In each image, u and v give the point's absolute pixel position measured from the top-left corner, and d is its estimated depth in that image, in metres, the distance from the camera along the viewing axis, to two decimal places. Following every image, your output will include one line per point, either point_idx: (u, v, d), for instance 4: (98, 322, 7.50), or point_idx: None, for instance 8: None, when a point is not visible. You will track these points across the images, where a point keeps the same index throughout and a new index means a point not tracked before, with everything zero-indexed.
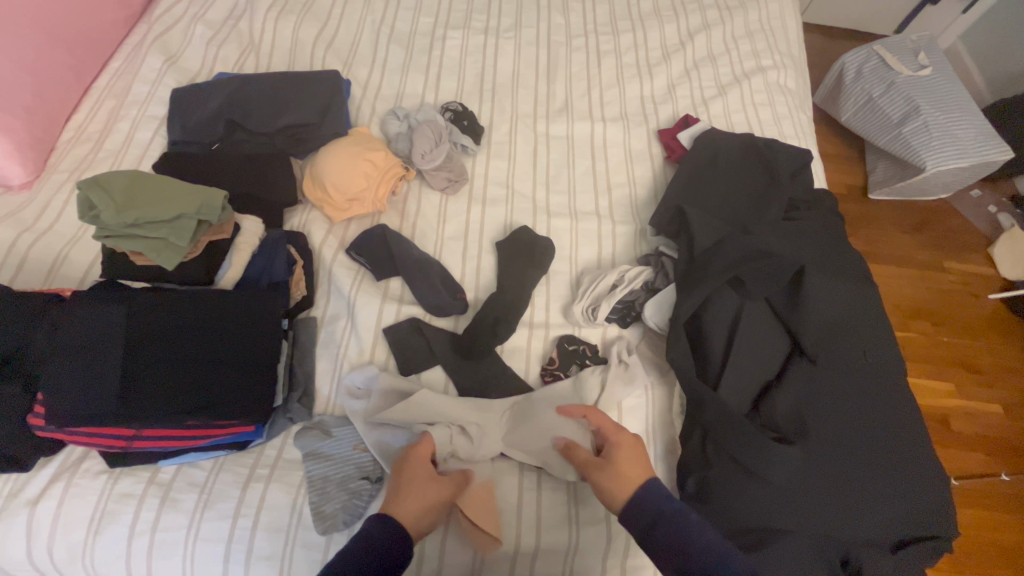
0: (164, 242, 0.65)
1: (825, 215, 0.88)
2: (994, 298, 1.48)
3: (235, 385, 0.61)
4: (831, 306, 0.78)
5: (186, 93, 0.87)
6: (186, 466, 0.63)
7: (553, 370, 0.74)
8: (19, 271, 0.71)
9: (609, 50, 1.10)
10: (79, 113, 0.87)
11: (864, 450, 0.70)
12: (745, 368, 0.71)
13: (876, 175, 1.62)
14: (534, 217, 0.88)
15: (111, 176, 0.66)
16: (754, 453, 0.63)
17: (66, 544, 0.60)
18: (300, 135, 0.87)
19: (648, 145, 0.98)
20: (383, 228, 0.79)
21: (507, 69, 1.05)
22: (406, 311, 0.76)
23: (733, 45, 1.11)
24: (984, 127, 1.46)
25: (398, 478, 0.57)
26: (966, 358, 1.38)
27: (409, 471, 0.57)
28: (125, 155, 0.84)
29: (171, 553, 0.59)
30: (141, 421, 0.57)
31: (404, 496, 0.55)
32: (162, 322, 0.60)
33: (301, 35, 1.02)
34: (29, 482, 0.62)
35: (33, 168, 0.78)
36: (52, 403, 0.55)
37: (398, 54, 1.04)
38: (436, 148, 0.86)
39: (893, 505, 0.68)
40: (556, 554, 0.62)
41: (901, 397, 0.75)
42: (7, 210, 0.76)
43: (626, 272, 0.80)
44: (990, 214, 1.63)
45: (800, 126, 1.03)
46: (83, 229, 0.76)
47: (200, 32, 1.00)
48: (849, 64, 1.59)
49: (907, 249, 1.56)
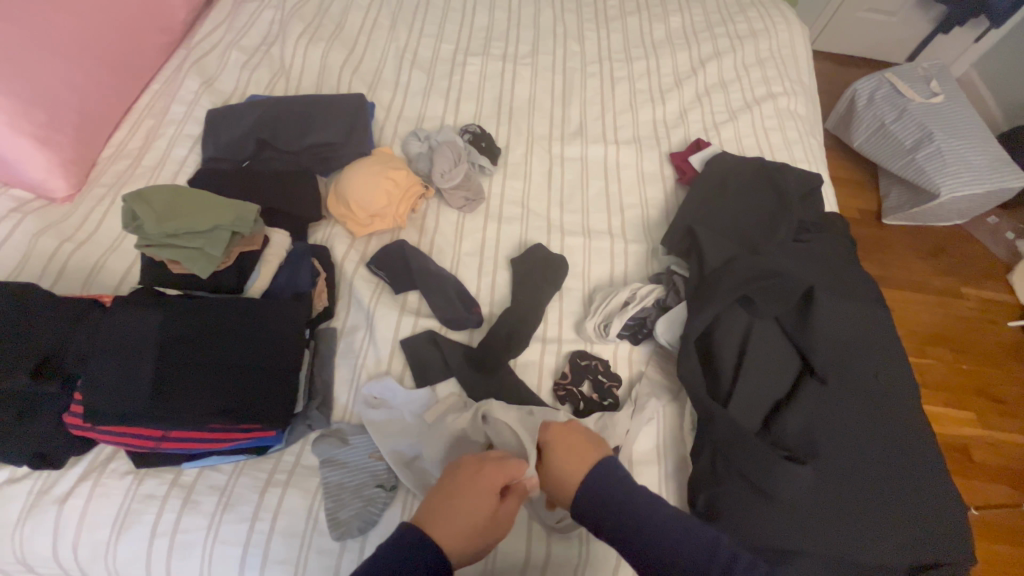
0: (199, 251, 0.68)
1: (836, 237, 0.90)
2: (1013, 325, 1.47)
3: (259, 390, 0.63)
4: (844, 327, 0.77)
5: (221, 113, 0.91)
6: (207, 470, 0.65)
7: (564, 384, 0.75)
8: (58, 278, 0.75)
9: (623, 76, 1.13)
10: (120, 131, 0.93)
11: (879, 472, 0.70)
12: (756, 386, 0.72)
13: (889, 200, 1.63)
14: (548, 235, 0.90)
15: (153, 189, 0.70)
16: (765, 471, 0.64)
17: (90, 542, 0.62)
18: (325, 154, 0.91)
19: (660, 168, 1.00)
20: (401, 243, 0.83)
21: (524, 94, 1.09)
22: (422, 323, 0.78)
23: (744, 71, 1.14)
24: (998, 154, 1.47)
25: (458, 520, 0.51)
26: (986, 386, 1.36)
27: (474, 490, 0.52)
28: (161, 171, 0.89)
29: (188, 555, 0.61)
30: (171, 422, 0.60)
31: (453, 517, 0.51)
32: (194, 327, 0.63)
33: (329, 60, 1.07)
34: (58, 481, 0.64)
35: (76, 182, 0.83)
36: (91, 402, 0.57)
37: (420, 79, 1.08)
38: (455, 167, 0.89)
39: (909, 529, 0.67)
40: (565, 567, 0.63)
41: (915, 418, 0.76)
42: (51, 220, 0.80)
43: (638, 290, 0.81)
44: (1008, 240, 1.63)
45: (811, 150, 1.05)
46: (118, 239, 0.81)
47: (235, 57, 1.05)
48: (860, 90, 1.62)
49: (923, 274, 1.55)
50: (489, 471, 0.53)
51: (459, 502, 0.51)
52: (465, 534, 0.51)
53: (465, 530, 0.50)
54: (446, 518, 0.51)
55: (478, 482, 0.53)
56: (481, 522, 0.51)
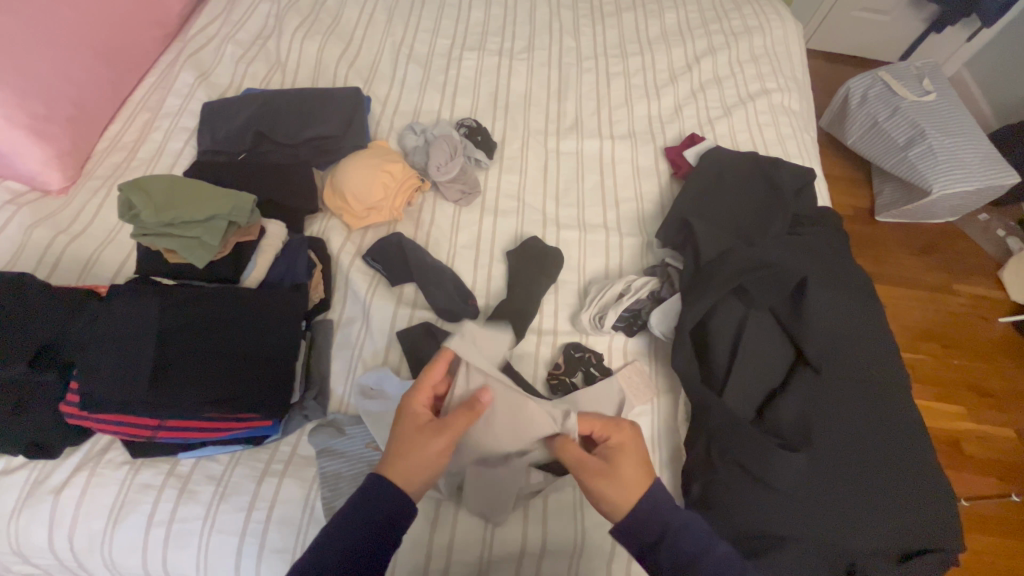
0: (196, 241, 0.69)
1: (829, 231, 0.90)
2: (1004, 322, 1.48)
3: (255, 380, 0.63)
4: (835, 318, 0.78)
5: (217, 106, 0.91)
6: (204, 460, 0.65)
7: (558, 375, 0.75)
8: (53, 269, 0.75)
9: (618, 71, 1.14)
10: (115, 124, 0.92)
11: (870, 461, 0.70)
12: (750, 376, 0.72)
13: (882, 197, 1.64)
14: (544, 228, 0.91)
15: (150, 179, 0.71)
16: (757, 457, 0.65)
17: (86, 532, 0.62)
18: (321, 147, 0.91)
19: (655, 162, 1.01)
20: (398, 236, 0.83)
21: (520, 89, 1.09)
22: (419, 315, 0.78)
23: (738, 68, 1.15)
24: (989, 152, 1.49)
25: (397, 431, 0.55)
26: (976, 381, 1.38)
27: (402, 421, 0.55)
28: (157, 163, 0.89)
29: (186, 545, 0.61)
30: (166, 410, 0.60)
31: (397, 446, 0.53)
32: (190, 316, 0.63)
33: (325, 55, 1.07)
34: (54, 471, 0.64)
35: (71, 174, 0.83)
36: (89, 389, 0.58)
37: (416, 73, 1.09)
38: (451, 160, 0.90)
39: (898, 517, 0.68)
40: (561, 555, 0.63)
41: (905, 408, 0.76)
42: (46, 213, 0.80)
43: (633, 282, 0.82)
44: (999, 238, 1.65)
45: (804, 145, 1.06)
46: (114, 231, 0.81)
47: (231, 50, 1.06)
48: (854, 89, 1.63)
49: (916, 271, 1.57)
50: (413, 396, 0.57)
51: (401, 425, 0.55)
52: (430, 460, 0.53)
53: (406, 444, 0.53)
54: (395, 456, 0.53)
55: (408, 414, 0.56)
56: (424, 433, 0.54)
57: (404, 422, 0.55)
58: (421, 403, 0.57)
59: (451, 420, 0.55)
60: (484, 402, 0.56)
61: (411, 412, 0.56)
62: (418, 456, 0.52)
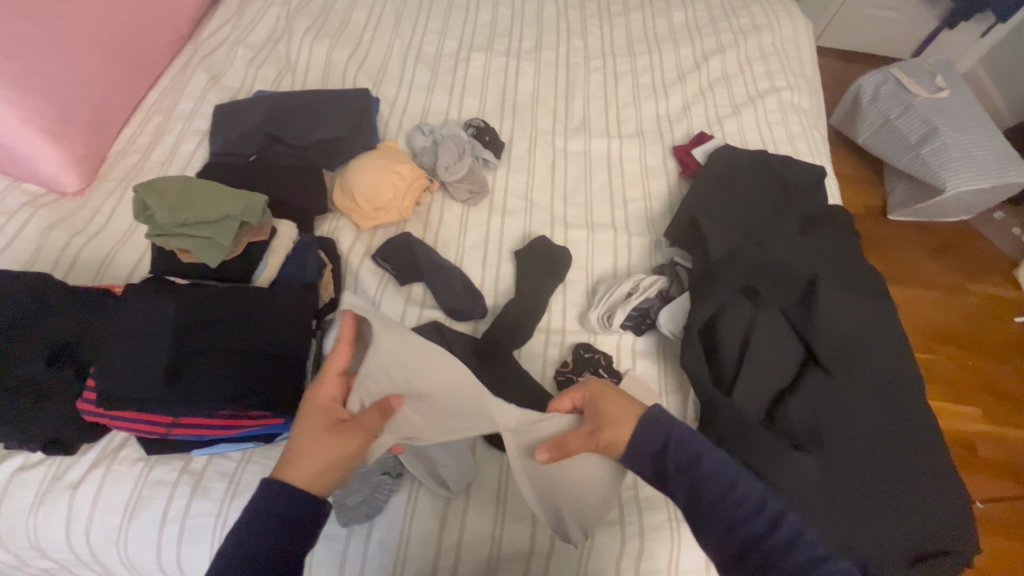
0: (209, 241, 0.70)
1: (840, 229, 0.89)
2: (1020, 322, 1.46)
3: (267, 377, 0.64)
4: (848, 317, 0.77)
5: (229, 109, 0.93)
6: (216, 457, 0.66)
7: (567, 373, 0.75)
8: (70, 270, 0.76)
9: (626, 71, 1.14)
10: (129, 127, 0.94)
11: (884, 462, 0.70)
12: (761, 375, 0.72)
13: (895, 195, 1.62)
14: (552, 228, 0.91)
15: (165, 180, 0.72)
16: (767, 457, 0.64)
17: (102, 527, 0.63)
18: (331, 148, 0.92)
19: (663, 161, 1.01)
20: (407, 236, 0.83)
21: (527, 89, 1.09)
22: (427, 314, 0.79)
23: (747, 66, 1.15)
24: (1004, 148, 1.47)
25: (302, 428, 0.53)
26: (992, 382, 1.36)
27: (308, 418, 0.54)
28: (170, 165, 0.90)
29: (198, 541, 0.62)
30: (181, 407, 0.61)
31: (303, 445, 0.52)
32: (202, 314, 0.64)
33: (334, 57, 1.08)
34: (71, 467, 0.65)
35: (86, 176, 0.84)
36: (107, 387, 0.59)
37: (424, 74, 1.09)
38: (459, 161, 0.90)
39: (913, 519, 0.68)
40: (570, 553, 0.63)
41: (919, 409, 0.76)
42: (62, 214, 0.82)
43: (641, 281, 0.82)
44: (1015, 236, 1.62)
45: (814, 143, 1.05)
46: (128, 232, 0.82)
47: (242, 54, 1.07)
48: (865, 86, 1.62)
49: (929, 270, 1.55)
50: (315, 389, 0.56)
51: (309, 422, 0.53)
52: (344, 462, 0.52)
53: (312, 444, 0.51)
54: (299, 459, 0.51)
55: (316, 407, 0.55)
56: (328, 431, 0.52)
57: (310, 418, 0.54)
58: (327, 396, 0.56)
59: (360, 417, 0.54)
60: (393, 405, 0.55)
61: (317, 406, 0.55)
62: (329, 459, 0.51)
